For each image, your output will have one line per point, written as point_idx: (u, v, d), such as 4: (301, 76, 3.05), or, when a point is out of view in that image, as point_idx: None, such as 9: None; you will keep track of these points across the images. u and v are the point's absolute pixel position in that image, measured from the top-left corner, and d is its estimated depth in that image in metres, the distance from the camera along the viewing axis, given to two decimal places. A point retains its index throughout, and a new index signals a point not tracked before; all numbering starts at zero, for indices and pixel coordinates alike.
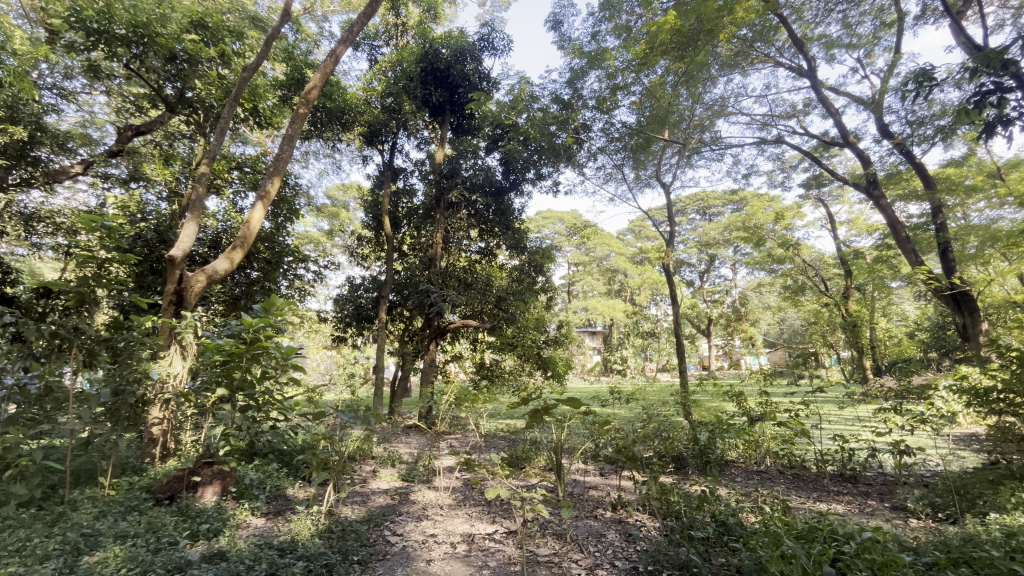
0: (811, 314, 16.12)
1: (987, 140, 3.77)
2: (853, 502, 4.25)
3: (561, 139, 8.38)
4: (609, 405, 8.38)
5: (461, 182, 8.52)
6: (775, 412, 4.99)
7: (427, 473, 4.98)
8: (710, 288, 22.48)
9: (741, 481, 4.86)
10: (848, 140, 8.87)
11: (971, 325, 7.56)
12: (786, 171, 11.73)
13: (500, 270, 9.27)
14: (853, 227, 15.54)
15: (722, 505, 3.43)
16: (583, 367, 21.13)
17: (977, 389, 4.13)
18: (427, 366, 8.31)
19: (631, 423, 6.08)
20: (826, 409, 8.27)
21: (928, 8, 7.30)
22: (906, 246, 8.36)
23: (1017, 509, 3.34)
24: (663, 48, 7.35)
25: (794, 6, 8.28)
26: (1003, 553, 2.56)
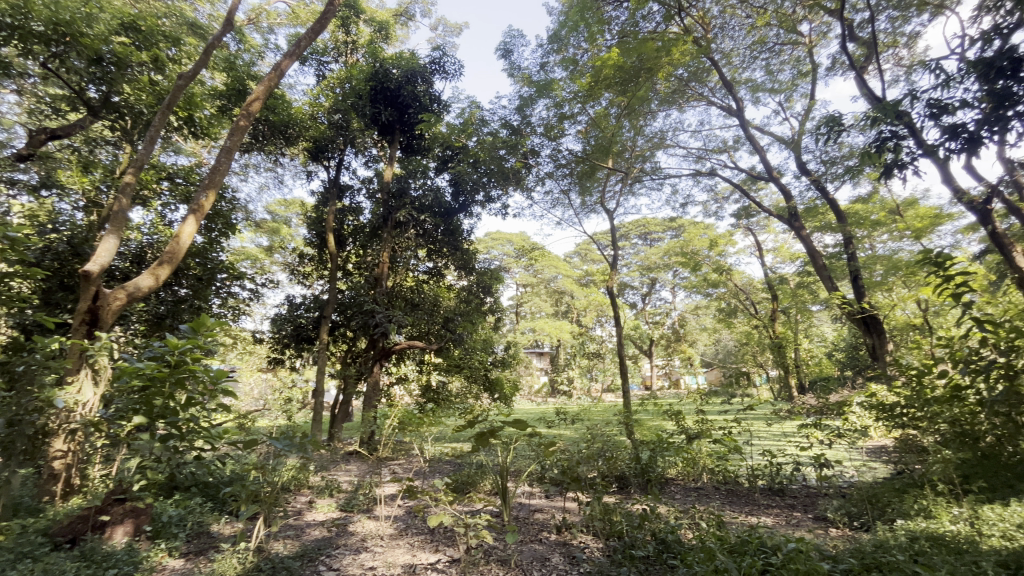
0: (743, 336, 17.12)
1: (888, 180, 4.29)
2: (780, 515, 4.49)
3: (510, 163, 8.43)
4: (556, 426, 8.41)
5: (410, 202, 8.45)
6: (710, 430, 5.34)
7: (368, 502, 4.78)
8: (652, 310, 23.38)
9: (680, 499, 5.04)
10: (772, 175, 9.69)
11: (879, 346, 8.33)
12: (719, 202, 12.61)
13: (448, 290, 9.21)
14: (778, 255, 16.77)
15: (662, 523, 3.53)
16: (531, 388, 21.18)
17: (885, 405, 4.63)
18: (370, 390, 8.07)
19: (577, 443, 6.12)
20: (756, 426, 8.73)
21: (835, 61, 8.20)
22: (823, 273, 9.13)
23: (919, 515, 3.68)
24: (607, 82, 7.76)
25: (723, 51, 9.07)
26: (908, 557, 2.78)
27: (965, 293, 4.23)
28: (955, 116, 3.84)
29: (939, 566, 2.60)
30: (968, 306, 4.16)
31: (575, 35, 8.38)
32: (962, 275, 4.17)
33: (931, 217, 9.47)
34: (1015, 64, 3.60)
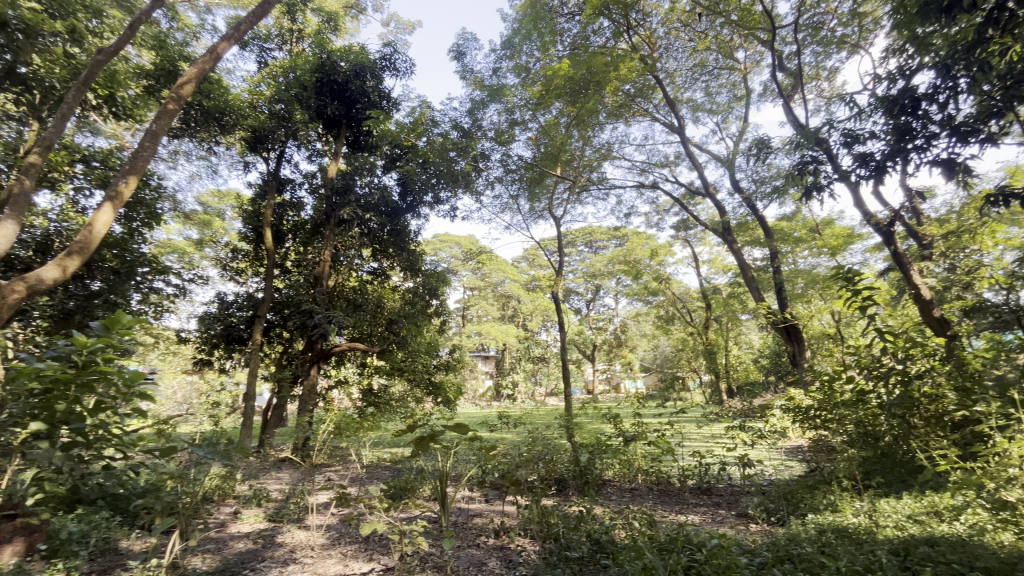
0: (679, 342, 17.96)
1: (808, 201, 4.70)
2: (707, 513, 4.73)
3: (460, 165, 8.36)
4: (499, 430, 8.42)
5: (354, 200, 8.19)
6: (646, 432, 5.57)
7: (299, 511, 4.56)
8: (596, 316, 24.01)
9: (616, 499, 5.20)
10: (709, 191, 10.26)
11: (798, 353, 8.99)
12: (660, 214, 13.18)
13: (393, 292, 9.00)
14: (712, 266, 17.74)
15: (596, 524, 3.63)
16: (475, 392, 21.10)
17: (800, 407, 5.00)
18: (306, 393, 7.76)
19: (519, 447, 6.15)
20: (689, 428, 9.16)
21: (767, 89, 8.84)
22: (751, 284, 9.74)
23: (827, 509, 4.01)
24: (557, 92, 7.94)
25: (667, 70, 9.53)
26: (816, 548, 3.02)
27: (869, 305, 4.67)
28: (865, 147, 4.26)
29: (842, 556, 2.84)
30: (872, 318, 4.61)
31: (528, 43, 8.48)
32: (868, 289, 4.61)
33: (844, 237, 10.39)
34: (914, 103, 4.05)
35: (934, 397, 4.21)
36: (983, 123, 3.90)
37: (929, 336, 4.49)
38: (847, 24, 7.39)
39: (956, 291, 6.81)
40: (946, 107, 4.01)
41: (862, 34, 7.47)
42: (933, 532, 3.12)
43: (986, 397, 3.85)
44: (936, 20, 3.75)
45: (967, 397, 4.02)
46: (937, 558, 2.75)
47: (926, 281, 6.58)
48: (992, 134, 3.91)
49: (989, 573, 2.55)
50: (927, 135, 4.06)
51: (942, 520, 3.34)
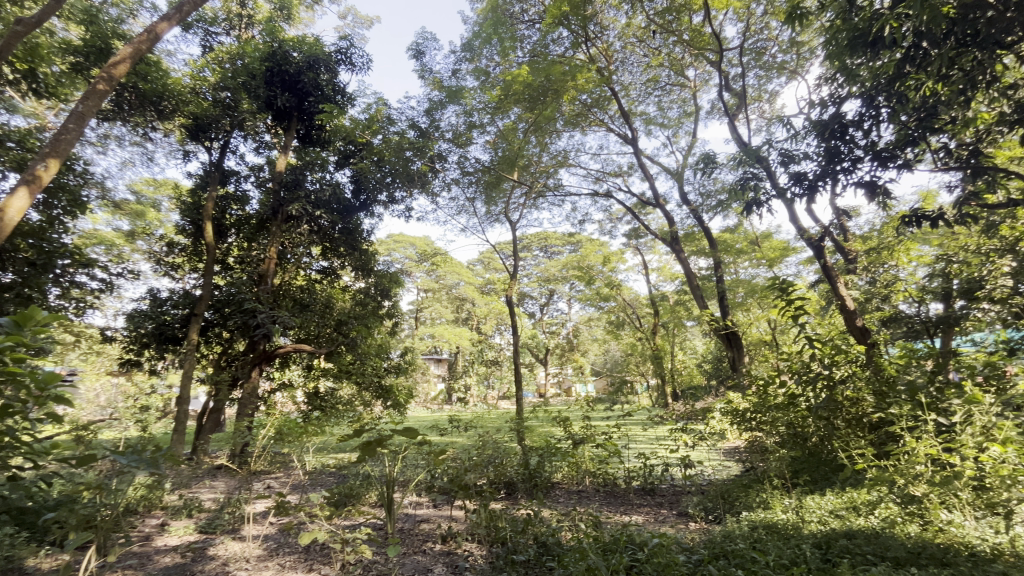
0: (628, 347, 18.50)
1: (749, 215, 4.99)
2: (650, 512, 4.89)
3: (416, 166, 8.21)
4: (449, 434, 8.33)
5: (304, 195, 7.88)
6: (594, 435, 5.68)
7: (234, 521, 4.32)
8: (549, 320, 24.30)
9: (563, 502, 5.29)
10: (659, 202, 10.66)
11: (737, 359, 9.46)
12: (613, 221, 13.54)
13: (343, 292, 8.74)
14: (660, 274, 18.39)
15: (544, 526, 3.68)
16: (427, 395, 20.75)
17: (737, 411, 5.27)
18: (246, 397, 7.36)
19: (469, 451, 6.12)
20: (635, 430, 9.42)
21: (714, 107, 9.30)
22: (697, 292, 10.17)
23: (759, 506, 4.24)
24: (516, 98, 8.03)
25: (623, 83, 9.83)
26: (748, 544, 3.19)
27: (801, 314, 5.00)
28: (799, 166, 4.57)
29: (771, 550, 3.01)
30: (803, 327, 4.93)
31: (488, 47, 8.51)
32: (800, 299, 4.93)
33: (781, 250, 11.09)
34: (842, 129, 4.39)
35: (854, 401, 4.58)
36: (900, 150, 4.28)
37: (851, 344, 4.86)
38: (786, 51, 7.91)
39: (876, 302, 7.62)
40: (869, 134, 4.38)
41: (800, 62, 8.03)
42: (852, 526, 3.38)
43: (899, 400, 4.21)
44: (862, 53, 4.08)
45: (883, 400, 4.38)
46: (854, 549, 2.97)
47: (850, 293, 7.13)
48: (908, 160, 4.30)
49: (898, 562, 2.79)
50: (852, 158, 4.41)
51: (859, 514, 3.61)
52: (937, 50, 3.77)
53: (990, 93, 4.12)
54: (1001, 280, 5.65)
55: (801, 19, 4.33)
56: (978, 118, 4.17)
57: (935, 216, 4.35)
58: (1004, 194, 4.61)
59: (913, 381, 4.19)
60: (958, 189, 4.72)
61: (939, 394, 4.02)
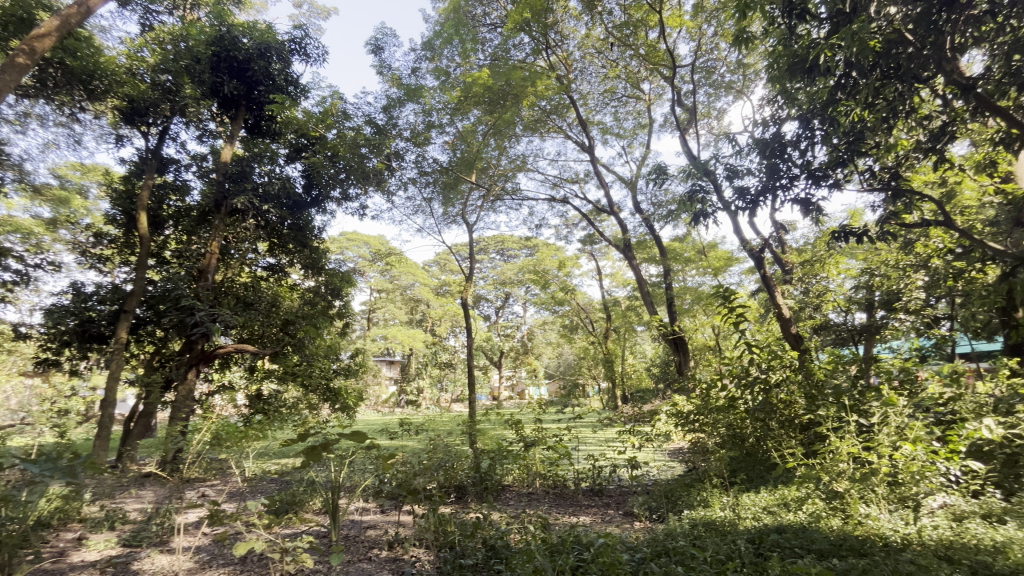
0: (581, 350, 18.85)
1: (697, 225, 5.22)
2: (597, 513, 4.99)
3: (372, 163, 8.03)
4: (399, 437, 8.16)
5: (251, 188, 7.52)
6: (546, 437, 5.77)
7: (162, 533, 4.04)
8: (505, 323, 24.36)
9: (513, 504, 5.31)
10: (614, 210, 10.94)
11: (683, 363, 9.84)
12: (569, 227, 13.77)
13: (290, 290, 8.39)
14: (613, 280, 18.86)
15: (492, 530, 3.69)
16: (378, 398, 20.21)
17: (681, 413, 5.48)
18: (180, 400, 6.92)
19: (419, 454, 6.04)
20: (586, 432, 9.59)
21: (667, 120, 9.65)
22: (647, 298, 10.50)
23: (700, 505, 4.42)
24: (476, 100, 8.14)
25: (581, 92, 10.06)
26: (688, 541, 3.32)
27: (742, 320, 5.28)
28: (742, 181, 4.83)
29: (709, 546, 3.15)
30: (743, 333, 5.20)
31: (448, 47, 8.40)
32: (741, 306, 5.21)
33: (725, 260, 11.67)
34: (781, 148, 4.68)
35: (788, 403, 4.87)
36: (832, 170, 4.61)
37: (786, 350, 5.17)
38: (734, 72, 8.36)
39: (808, 311, 8.03)
40: (805, 154, 4.69)
41: (746, 82, 8.50)
42: (782, 521, 3.59)
43: (826, 403, 4.52)
44: (801, 78, 4.37)
45: (813, 402, 4.68)
46: (783, 543, 3.15)
47: (787, 302, 7.58)
48: (838, 180, 4.64)
49: (822, 554, 3.00)
50: (790, 176, 4.70)
51: (789, 510, 3.84)
52: (865, 79, 4.08)
53: (909, 122, 4.52)
54: (915, 293, 6.42)
55: (747, 42, 4.57)
56: (898, 145, 4.55)
57: (860, 233, 4.72)
58: (918, 215, 5.06)
59: (839, 386, 4.50)
60: (881, 208, 5.13)
61: (861, 397, 4.34)
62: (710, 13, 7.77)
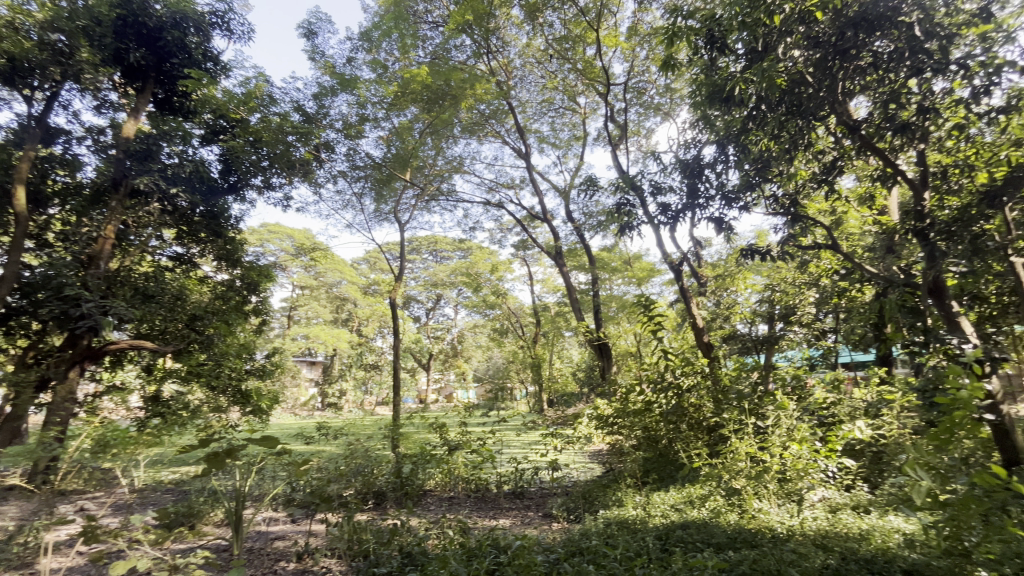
0: (510, 354, 19.03)
1: (623, 236, 5.48)
2: (517, 516, 5.05)
3: (299, 152, 7.66)
4: (316, 442, 7.76)
5: (157, 169, 6.83)
6: (470, 440, 5.76)
7: (25, 555, 3.53)
8: (435, 326, 24.02)
9: (433, 510, 5.24)
10: (547, 217, 11.20)
11: (606, 368, 10.26)
12: (503, 231, 13.90)
13: (199, 283, 7.72)
14: (544, 286, 19.24)
15: (410, 536, 3.62)
16: (296, 401, 19.13)
17: (602, 416, 5.69)
18: (58, 402, 6.11)
19: (336, 460, 5.77)
20: (510, 435, 9.68)
21: (600, 135, 10.05)
22: (575, 305, 10.82)
23: (614, 504, 4.62)
24: (415, 97, 8.05)
25: (519, 100, 10.23)
26: (601, 540, 3.45)
27: (659, 328, 5.60)
28: (665, 197, 5.14)
29: (620, 544, 3.29)
30: (661, 341, 5.51)
31: (387, 40, 8.14)
32: (659, 315, 5.53)
33: (648, 271, 12.33)
34: (700, 170, 5.04)
35: (697, 407, 5.20)
36: (742, 194, 5.03)
37: (697, 357, 5.53)
38: (662, 95, 8.87)
39: (719, 321, 8.65)
40: (720, 176, 5.08)
41: (672, 106, 9.05)
42: (687, 517, 3.83)
43: (730, 406, 4.88)
44: (719, 106, 4.72)
45: (719, 405, 5.04)
46: (687, 539, 3.37)
47: (700, 312, 8.15)
48: (747, 203, 5.06)
49: (720, 547, 3.24)
50: (707, 196, 5.07)
51: (694, 506, 4.11)
52: (772, 113, 4.51)
53: (807, 155, 5.04)
54: (807, 308, 7.22)
55: (674, 68, 4.85)
56: (798, 174, 5.07)
57: (764, 252, 5.18)
58: (811, 238, 5.66)
59: (742, 391, 4.89)
60: (782, 231, 5.66)
61: (760, 401, 4.76)
62: (643, 37, 8.22)
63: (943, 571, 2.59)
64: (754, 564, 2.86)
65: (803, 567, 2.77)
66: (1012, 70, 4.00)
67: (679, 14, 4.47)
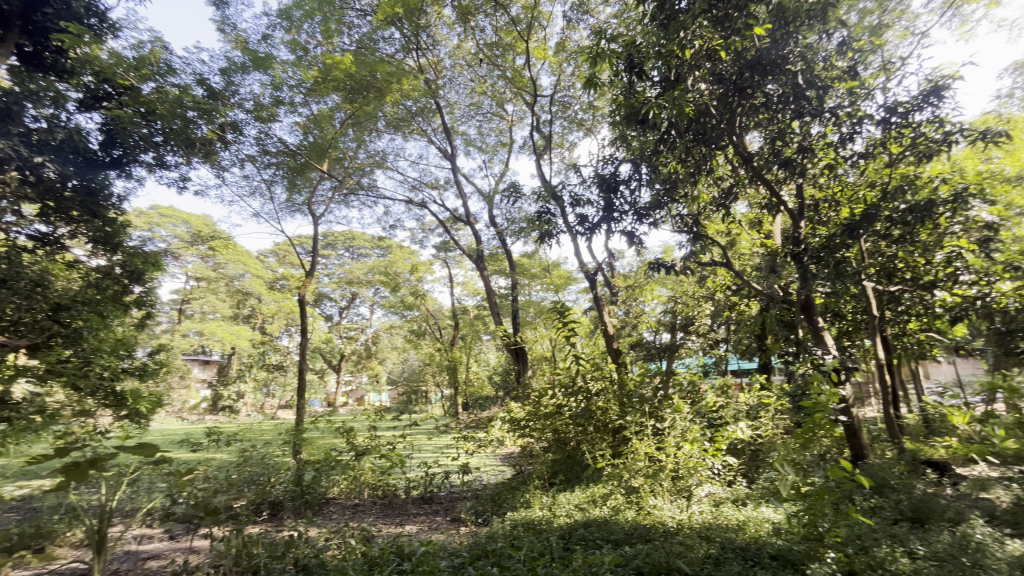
0: (426, 356, 18.70)
1: (542, 244, 5.63)
2: (424, 521, 4.97)
3: (201, 131, 7.09)
4: (205, 448, 7.06)
5: (20, 133, 5.64)
6: (379, 445, 5.58)
7: None
8: (348, 325, 22.92)
9: (335, 518, 5.03)
10: (470, 220, 11.19)
11: (521, 371, 10.44)
12: (425, 231, 13.68)
13: (67, 268, 6.45)
14: (464, 288, 19.17)
15: (307, 548, 3.42)
16: (184, 404, 17.27)
17: (515, 419, 5.79)
18: None
19: (225, 468, 5.35)
20: (422, 438, 9.50)
21: (526, 143, 10.26)
22: (495, 309, 10.90)
23: (522, 506, 4.70)
24: (336, 85, 7.69)
25: (448, 100, 10.16)
26: (506, 542, 3.49)
27: (572, 334, 5.81)
28: (582, 208, 5.36)
29: (524, 545, 3.35)
30: (573, 346, 5.73)
31: (309, 22, 7.71)
32: (572, 321, 5.75)
33: (565, 278, 12.79)
34: (615, 186, 5.33)
35: (604, 411, 5.47)
36: (652, 211, 5.38)
37: (606, 362, 5.81)
38: (585, 111, 9.26)
39: (628, 329, 9.05)
40: (633, 193, 5.40)
41: (594, 123, 9.48)
42: (590, 516, 4.01)
43: (633, 409, 5.18)
44: (635, 127, 5.04)
45: (623, 408, 5.32)
46: (587, 536, 3.52)
47: (611, 319, 8.56)
48: (656, 219, 5.43)
49: (618, 544, 3.42)
50: (620, 210, 5.36)
51: (596, 505, 4.31)
52: (680, 138, 4.90)
53: (709, 180, 5.53)
54: (704, 319, 7.88)
55: (597, 87, 5.09)
56: (700, 197, 5.54)
57: (669, 266, 5.58)
58: (710, 256, 6.18)
59: (644, 395, 5.22)
60: (685, 247, 6.13)
61: (659, 404, 5.12)
62: (569, 54, 8.55)
63: (799, 554, 2.94)
64: (646, 558, 3.05)
65: (688, 557, 3.01)
66: (869, 122, 4.71)
67: (603, 36, 4.70)
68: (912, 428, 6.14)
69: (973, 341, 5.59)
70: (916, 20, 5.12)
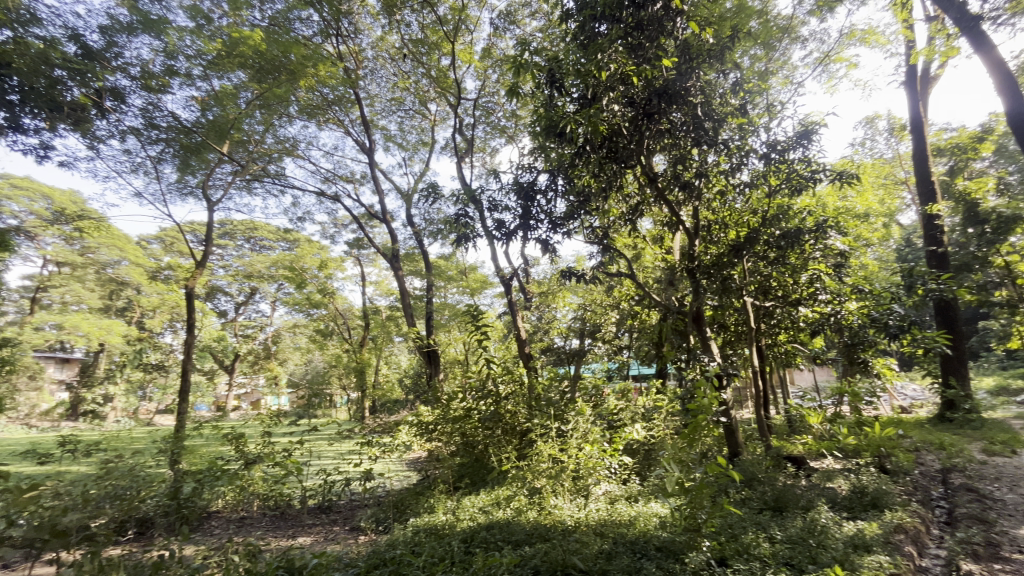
0: (332, 358, 17.72)
1: (458, 246, 5.62)
2: (320, 532, 4.72)
3: (72, 95, 6.16)
4: (56, 461, 6.08)
5: None
6: (273, 452, 5.19)
7: None
8: (245, 322, 21.01)
9: (217, 534, 4.60)
10: (387, 218, 10.85)
11: (433, 375, 10.28)
12: (338, 226, 13.02)
13: None
14: (378, 288, 18.50)
15: (180, 569, 3.09)
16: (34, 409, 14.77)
17: (423, 423, 5.70)
18: None
19: (82, 483, 4.67)
20: (323, 444, 8.98)
21: (447, 145, 10.20)
22: (408, 310, 10.65)
23: (426, 511, 4.63)
24: (241, 61, 7.07)
25: (368, 92, 9.81)
26: (406, 549, 3.42)
27: (484, 337, 5.85)
28: (500, 214, 5.44)
29: (425, 551, 3.31)
30: (485, 349, 5.76)
31: None
32: (485, 325, 5.79)
33: (481, 282, 12.84)
34: (532, 194, 5.47)
35: (512, 414, 5.56)
36: (566, 222, 5.61)
37: (517, 366, 5.93)
38: (508, 118, 9.43)
39: (540, 334, 9.33)
40: (549, 203, 5.59)
41: (516, 131, 9.68)
42: (493, 518, 4.06)
43: (540, 412, 5.32)
44: (554, 139, 5.22)
45: (531, 411, 5.45)
46: (489, 539, 3.56)
47: (524, 324, 8.74)
48: (569, 230, 5.66)
49: (519, 544, 3.50)
50: (536, 219, 5.52)
51: (500, 507, 4.37)
52: (594, 154, 5.16)
53: (618, 196, 5.88)
54: (609, 326, 8.32)
55: (519, 97, 5.20)
56: (609, 212, 5.88)
57: (579, 275, 5.84)
58: (617, 267, 6.54)
59: (551, 398, 5.39)
60: (595, 258, 6.44)
61: (565, 407, 5.31)
62: (495, 61, 8.67)
63: (680, 544, 3.21)
64: (544, 557, 3.16)
65: (583, 554, 3.14)
66: (753, 156, 5.31)
67: (528, 48, 4.82)
68: (778, 428, 6.96)
69: (825, 351, 6.49)
70: (794, 71, 5.86)
